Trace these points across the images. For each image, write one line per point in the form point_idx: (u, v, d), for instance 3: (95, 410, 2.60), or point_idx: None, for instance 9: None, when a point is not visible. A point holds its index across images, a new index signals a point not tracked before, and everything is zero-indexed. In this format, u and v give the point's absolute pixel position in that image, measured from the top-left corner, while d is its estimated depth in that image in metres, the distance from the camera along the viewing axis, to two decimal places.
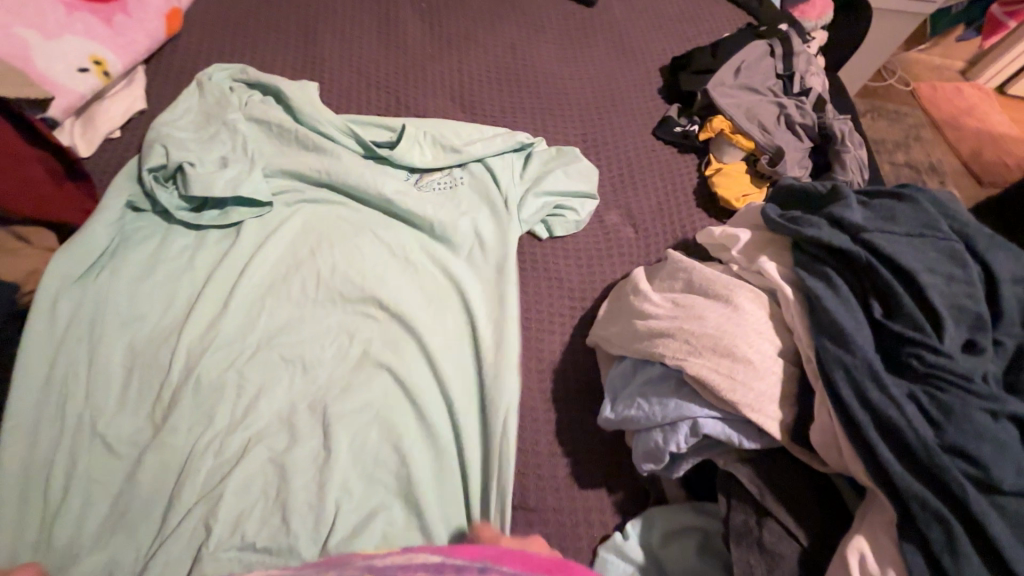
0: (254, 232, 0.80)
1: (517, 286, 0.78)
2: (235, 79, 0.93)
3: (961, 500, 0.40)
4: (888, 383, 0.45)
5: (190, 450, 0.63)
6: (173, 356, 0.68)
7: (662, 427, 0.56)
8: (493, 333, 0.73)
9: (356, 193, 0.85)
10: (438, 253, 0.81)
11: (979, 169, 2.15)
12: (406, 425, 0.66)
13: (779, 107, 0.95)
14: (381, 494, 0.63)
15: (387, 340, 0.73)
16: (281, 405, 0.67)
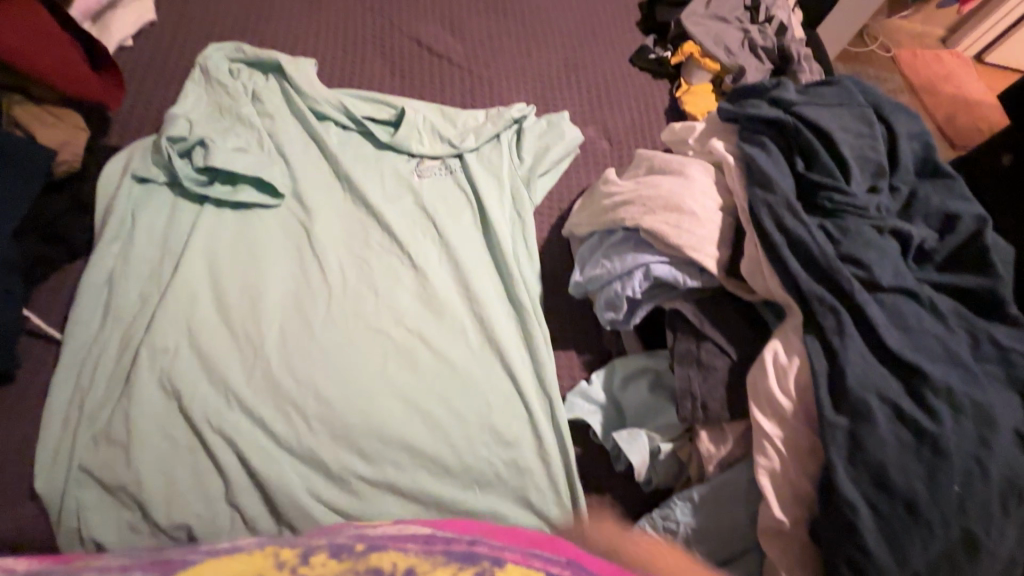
0: (269, 214, 0.80)
1: (514, 256, 0.81)
2: (233, 59, 0.90)
3: (850, 294, 0.51)
4: (801, 214, 0.55)
5: (205, 403, 0.65)
6: (176, 316, 0.69)
7: (621, 278, 0.65)
8: (490, 298, 0.78)
9: (354, 165, 0.86)
10: (436, 212, 0.84)
11: (953, 136, 2.25)
12: (405, 355, 0.73)
13: (744, 33, 1.03)
14: (387, 369, 0.72)
15: (400, 317, 0.76)
16: (287, 338, 0.72)
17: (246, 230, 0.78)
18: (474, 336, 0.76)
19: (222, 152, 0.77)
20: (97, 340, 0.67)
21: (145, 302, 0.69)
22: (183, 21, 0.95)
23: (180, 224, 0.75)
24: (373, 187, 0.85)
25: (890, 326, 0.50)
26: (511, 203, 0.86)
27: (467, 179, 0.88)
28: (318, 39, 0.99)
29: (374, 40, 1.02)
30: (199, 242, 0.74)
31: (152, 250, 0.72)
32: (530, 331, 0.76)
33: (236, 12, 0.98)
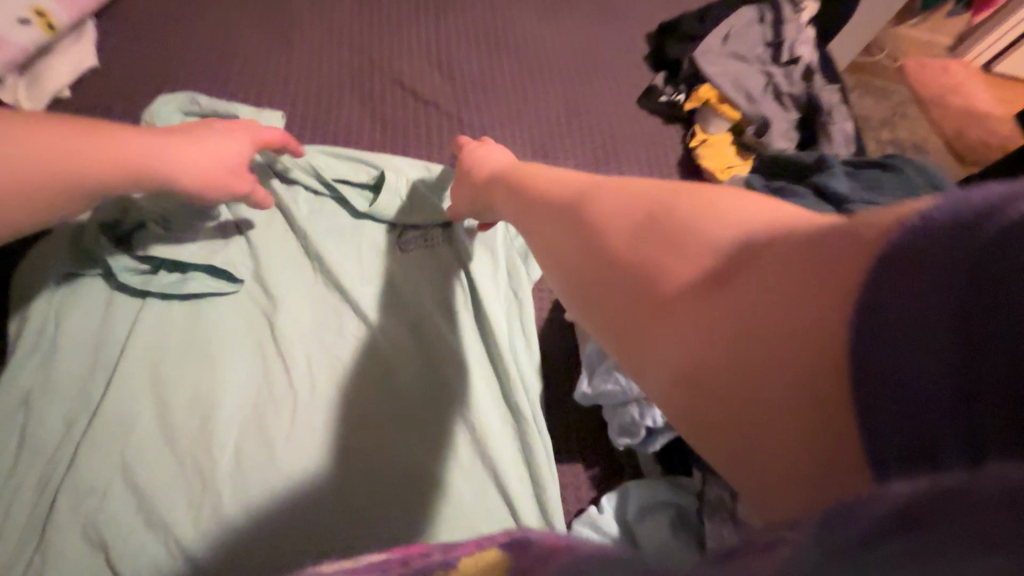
0: (226, 305, 0.69)
1: (512, 350, 0.70)
2: (187, 112, 0.78)
3: None
4: None
5: (143, 557, 0.54)
6: (108, 443, 0.58)
7: (638, 402, 0.56)
8: (484, 403, 0.67)
9: (325, 238, 0.75)
10: (422, 298, 0.73)
11: (962, 150, 2.14)
12: (385, 478, 0.63)
13: (767, 77, 0.93)
14: (364, 500, 0.61)
15: (378, 431, 0.65)
16: (243, 462, 0.61)
17: (198, 324, 0.67)
18: (464, 453, 0.65)
19: (175, 237, 0.68)
20: (8, 483, 0.55)
21: (67, 431, 0.58)
22: (130, 64, 0.83)
23: (116, 325, 0.63)
24: (348, 265, 0.74)
25: None
26: (506, 280, 0.75)
27: (456, 254, 0.76)
28: (286, 82, 0.87)
29: (350, 80, 0.90)
30: (142, 347, 0.63)
31: (80, 361, 0.61)
32: (529, 445, 0.65)
33: (191, 50, 0.86)
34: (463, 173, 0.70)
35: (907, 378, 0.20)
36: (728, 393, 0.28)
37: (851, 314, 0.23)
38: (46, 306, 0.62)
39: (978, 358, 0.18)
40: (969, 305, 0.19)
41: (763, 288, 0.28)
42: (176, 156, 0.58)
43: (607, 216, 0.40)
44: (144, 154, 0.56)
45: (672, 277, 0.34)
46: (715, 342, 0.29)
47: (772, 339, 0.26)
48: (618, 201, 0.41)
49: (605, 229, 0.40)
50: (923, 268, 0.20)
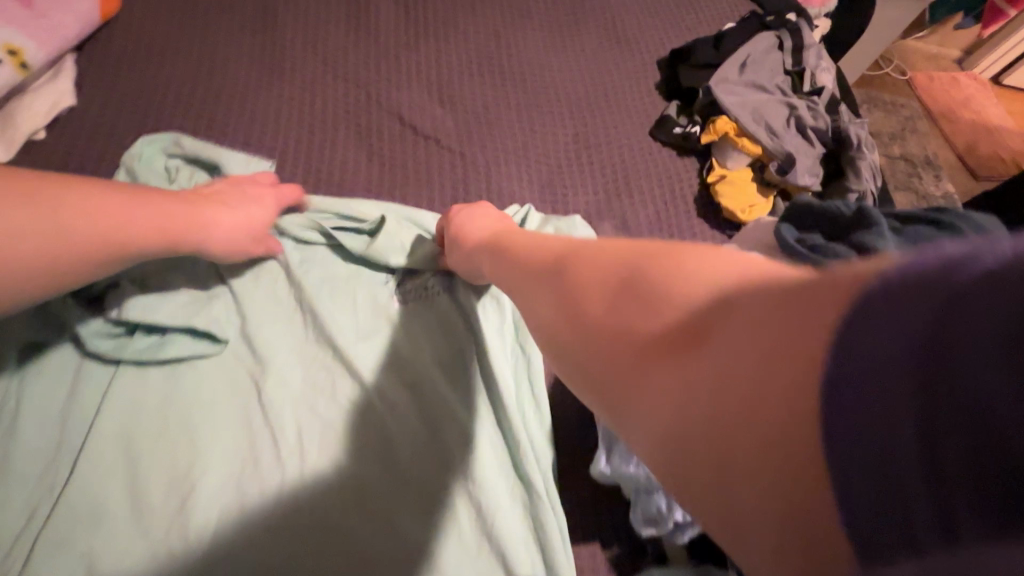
0: (208, 367, 0.63)
1: (521, 412, 0.64)
2: (172, 154, 0.73)
3: None
4: None
5: None
6: (72, 533, 0.52)
7: (665, 490, 0.50)
8: (489, 473, 0.61)
9: (318, 292, 0.69)
10: (421, 356, 0.67)
11: (974, 164, 2.08)
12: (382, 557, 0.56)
13: (788, 108, 0.88)
14: None
15: (374, 504, 0.59)
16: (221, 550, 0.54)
17: (175, 390, 0.61)
18: (468, 533, 0.59)
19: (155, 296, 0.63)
20: None
21: (27, 521, 0.52)
22: (111, 102, 0.78)
23: (87, 397, 0.58)
24: (339, 320, 0.68)
25: None
26: (513, 333, 0.70)
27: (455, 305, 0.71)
28: (277, 118, 0.82)
29: (344, 115, 0.85)
30: (114, 420, 0.58)
31: (45, 437, 0.56)
32: (540, 520, 0.59)
33: (178, 86, 0.81)
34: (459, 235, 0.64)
35: (878, 429, 0.18)
36: (724, 434, 0.24)
37: (829, 362, 0.20)
38: (14, 379, 0.58)
39: (945, 413, 0.17)
40: (938, 360, 0.17)
41: (743, 333, 0.25)
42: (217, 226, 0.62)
43: (578, 271, 0.38)
44: (196, 226, 0.60)
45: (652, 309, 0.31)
46: (705, 377, 0.26)
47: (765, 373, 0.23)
48: (600, 246, 0.38)
49: (584, 275, 0.37)
50: (895, 330, 0.18)
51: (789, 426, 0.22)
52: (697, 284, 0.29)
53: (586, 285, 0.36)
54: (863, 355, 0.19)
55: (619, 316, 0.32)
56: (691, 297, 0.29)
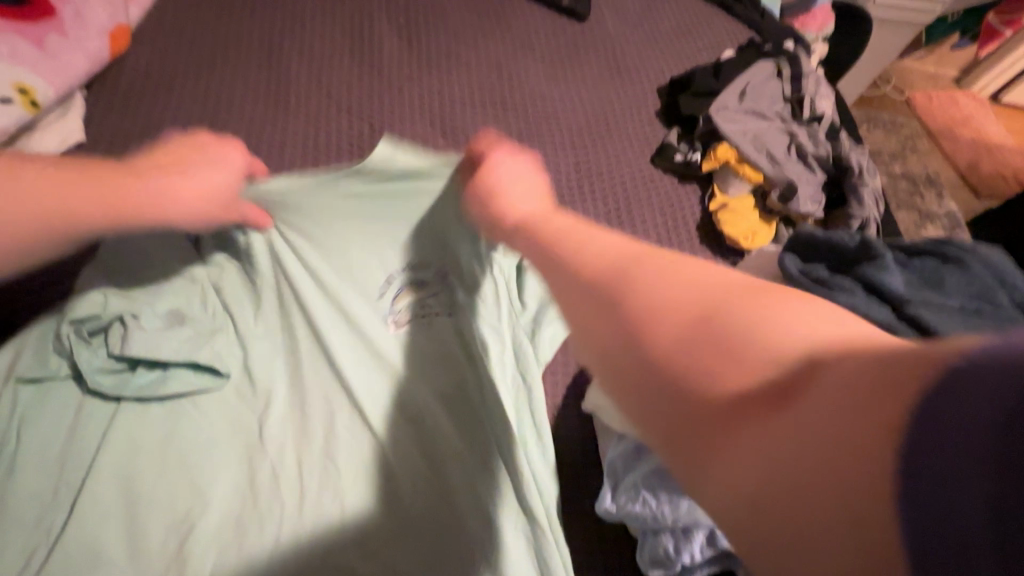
0: (212, 403, 0.63)
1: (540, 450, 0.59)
2: None
3: None
4: None
5: None
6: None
7: (673, 531, 0.49)
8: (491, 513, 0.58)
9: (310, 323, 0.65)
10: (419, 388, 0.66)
11: (976, 182, 2.09)
12: None
13: (788, 136, 0.88)
14: None
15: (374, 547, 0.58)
16: None
17: (180, 428, 0.61)
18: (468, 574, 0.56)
19: (159, 331, 0.61)
20: None
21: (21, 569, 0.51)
22: (120, 138, 0.79)
23: (89, 437, 0.58)
24: (340, 340, 0.66)
25: None
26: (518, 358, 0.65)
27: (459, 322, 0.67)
28: (282, 150, 0.83)
29: (348, 147, 0.86)
30: (116, 459, 0.57)
31: (43, 478, 0.55)
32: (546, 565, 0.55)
33: (185, 121, 0.82)
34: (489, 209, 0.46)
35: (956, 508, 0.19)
36: (786, 474, 0.23)
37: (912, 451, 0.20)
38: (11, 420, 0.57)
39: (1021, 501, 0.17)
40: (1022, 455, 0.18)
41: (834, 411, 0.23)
42: (174, 201, 0.53)
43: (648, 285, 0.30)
44: (147, 201, 0.52)
45: (704, 325, 0.28)
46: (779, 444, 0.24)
47: (846, 419, 0.22)
48: (636, 255, 0.33)
49: (605, 267, 0.32)
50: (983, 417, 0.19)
51: (864, 477, 0.21)
52: (780, 339, 0.26)
53: (612, 280, 0.31)
54: (945, 440, 0.19)
55: (659, 321, 0.28)
56: (751, 326, 0.27)
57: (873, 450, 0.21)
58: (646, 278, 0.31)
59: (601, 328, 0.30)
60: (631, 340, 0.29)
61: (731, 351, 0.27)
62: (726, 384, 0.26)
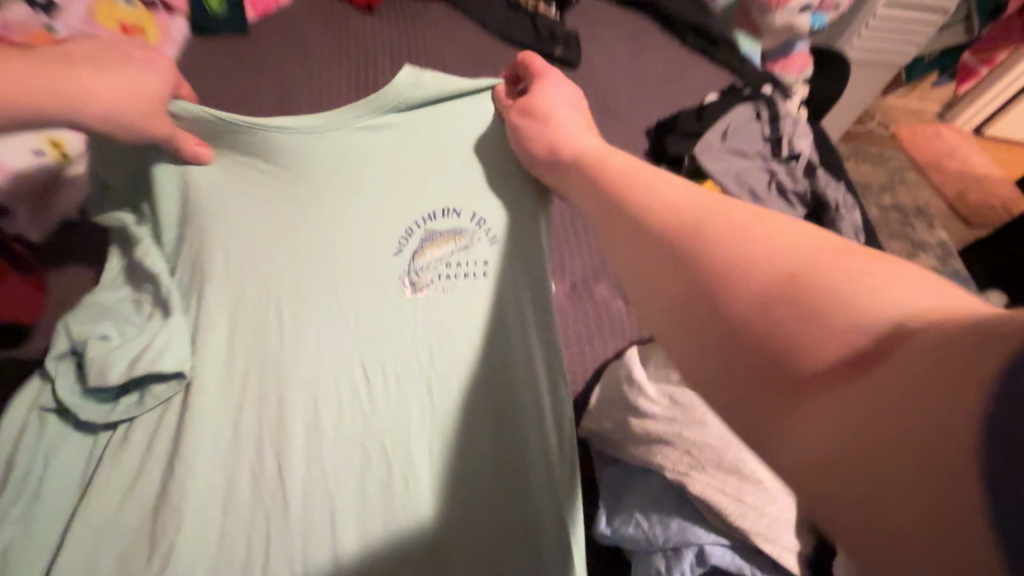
0: (177, 417, 0.58)
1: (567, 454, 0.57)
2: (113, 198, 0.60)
3: None
4: None
5: None
6: None
7: (664, 552, 0.50)
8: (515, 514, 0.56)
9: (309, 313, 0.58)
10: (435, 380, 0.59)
11: (966, 212, 2.14)
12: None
13: (769, 174, 0.94)
14: None
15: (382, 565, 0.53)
16: None
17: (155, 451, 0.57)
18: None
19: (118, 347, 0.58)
20: None
21: None
22: None
23: None
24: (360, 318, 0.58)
25: None
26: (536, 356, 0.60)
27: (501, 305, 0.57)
28: None
29: None
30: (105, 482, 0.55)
31: None
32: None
33: None
34: (538, 141, 0.49)
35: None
36: (856, 428, 0.22)
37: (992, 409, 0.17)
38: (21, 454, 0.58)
39: None
40: None
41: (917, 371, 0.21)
42: (90, 93, 0.45)
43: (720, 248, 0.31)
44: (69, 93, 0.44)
45: (777, 297, 0.27)
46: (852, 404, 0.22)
47: (922, 391, 0.20)
48: (719, 216, 0.33)
49: (680, 235, 0.33)
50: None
51: (918, 453, 0.19)
52: (864, 302, 0.25)
53: (696, 241, 0.32)
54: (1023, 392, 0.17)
55: (739, 281, 0.28)
56: (838, 294, 0.25)
57: (935, 427, 0.19)
58: (731, 244, 0.30)
59: (674, 285, 0.32)
60: (700, 301, 0.30)
61: (808, 324, 0.25)
62: (795, 353, 0.25)
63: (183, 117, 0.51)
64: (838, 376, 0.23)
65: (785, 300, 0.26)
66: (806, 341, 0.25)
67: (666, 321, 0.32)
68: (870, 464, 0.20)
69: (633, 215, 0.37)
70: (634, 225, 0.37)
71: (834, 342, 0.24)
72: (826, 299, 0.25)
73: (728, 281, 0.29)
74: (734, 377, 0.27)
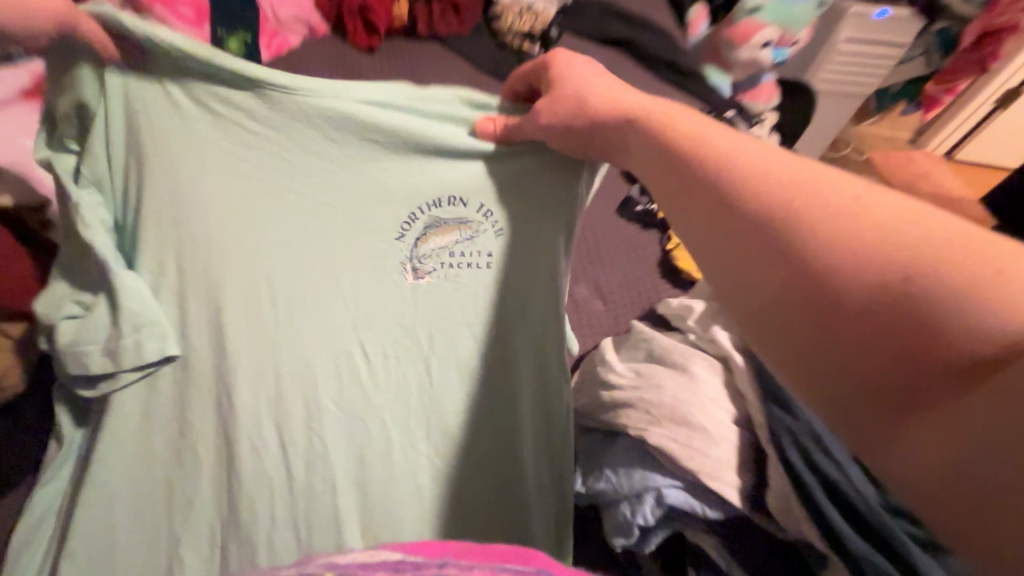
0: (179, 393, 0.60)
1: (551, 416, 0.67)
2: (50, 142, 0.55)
3: (905, 558, 0.42)
4: (831, 446, 0.49)
5: None
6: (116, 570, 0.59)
7: (629, 499, 0.57)
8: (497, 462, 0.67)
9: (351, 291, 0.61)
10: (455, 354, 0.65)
11: None
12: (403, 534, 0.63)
13: None
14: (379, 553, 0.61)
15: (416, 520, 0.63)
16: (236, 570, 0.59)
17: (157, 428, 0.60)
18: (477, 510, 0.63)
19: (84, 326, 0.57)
20: None
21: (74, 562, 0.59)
22: None
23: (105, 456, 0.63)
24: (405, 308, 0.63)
25: None
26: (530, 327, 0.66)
27: (507, 297, 0.65)
28: None
29: None
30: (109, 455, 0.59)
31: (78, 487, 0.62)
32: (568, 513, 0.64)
33: None
34: (568, 101, 0.53)
35: None
36: (965, 441, 0.26)
37: None
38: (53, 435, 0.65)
39: None
40: None
41: None
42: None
43: (828, 232, 0.32)
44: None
45: (864, 299, 0.30)
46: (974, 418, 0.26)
47: None
48: (822, 192, 0.34)
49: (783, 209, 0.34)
50: None
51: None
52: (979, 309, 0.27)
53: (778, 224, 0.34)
54: None
55: (833, 277, 0.31)
56: (954, 301, 0.27)
57: None
58: (811, 230, 0.33)
59: (759, 262, 0.35)
60: (778, 289, 0.34)
61: (889, 331, 0.29)
62: (881, 351, 0.30)
63: (98, 16, 0.46)
64: (903, 376, 0.29)
65: (876, 302, 0.30)
66: (891, 343, 0.29)
67: (748, 297, 0.36)
68: (962, 480, 0.26)
69: (711, 189, 0.39)
70: (712, 196, 0.39)
71: (914, 349, 0.28)
72: (908, 307, 0.29)
73: (816, 274, 0.32)
74: (822, 355, 0.32)
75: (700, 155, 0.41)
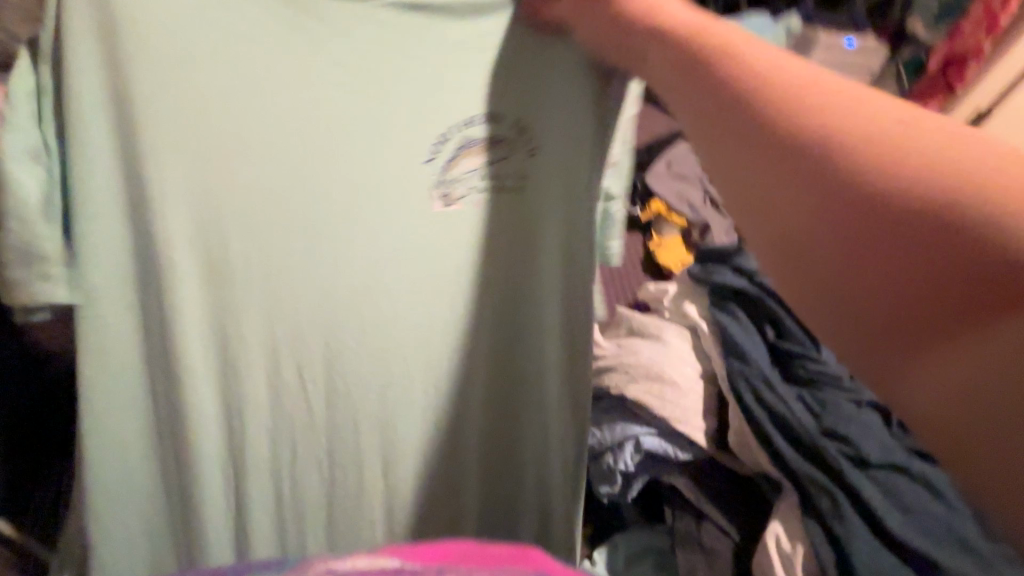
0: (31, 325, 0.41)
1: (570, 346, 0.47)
2: None
3: (839, 473, 0.50)
4: (778, 387, 0.57)
5: None
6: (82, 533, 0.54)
7: (611, 449, 0.64)
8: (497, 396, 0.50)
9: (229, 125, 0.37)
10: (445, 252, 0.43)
11: None
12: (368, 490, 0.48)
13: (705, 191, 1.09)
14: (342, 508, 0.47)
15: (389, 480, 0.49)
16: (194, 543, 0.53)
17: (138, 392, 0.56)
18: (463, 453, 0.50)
19: None
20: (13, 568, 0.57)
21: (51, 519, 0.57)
22: None
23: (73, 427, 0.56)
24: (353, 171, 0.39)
25: (894, 511, 0.48)
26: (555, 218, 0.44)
27: (524, 214, 0.44)
28: None
29: None
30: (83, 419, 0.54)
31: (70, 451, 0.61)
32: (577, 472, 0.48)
33: None
34: None
35: None
36: None
37: None
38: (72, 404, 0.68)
39: None
40: None
41: None
42: None
43: (816, 118, 0.21)
44: None
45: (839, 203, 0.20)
46: None
47: None
48: (782, 76, 0.23)
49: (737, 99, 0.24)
50: None
51: None
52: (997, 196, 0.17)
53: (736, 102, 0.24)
54: None
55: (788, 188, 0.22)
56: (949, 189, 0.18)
57: None
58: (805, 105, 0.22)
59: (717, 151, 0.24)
60: (786, 189, 0.22)
61: (919, 249, 0.18)
62: (867, 283, 0.19)
63: None
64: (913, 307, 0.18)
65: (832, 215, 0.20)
66: (896, 260, 0.19)
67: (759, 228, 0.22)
68: None
69: (668, 49, 0.28)
70: (668, 59, 0.28)
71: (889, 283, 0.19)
72: (915, 220, 0.18)
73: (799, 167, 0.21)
74: (824, 297, 0.20)
75: (644, 21, 0.30)
